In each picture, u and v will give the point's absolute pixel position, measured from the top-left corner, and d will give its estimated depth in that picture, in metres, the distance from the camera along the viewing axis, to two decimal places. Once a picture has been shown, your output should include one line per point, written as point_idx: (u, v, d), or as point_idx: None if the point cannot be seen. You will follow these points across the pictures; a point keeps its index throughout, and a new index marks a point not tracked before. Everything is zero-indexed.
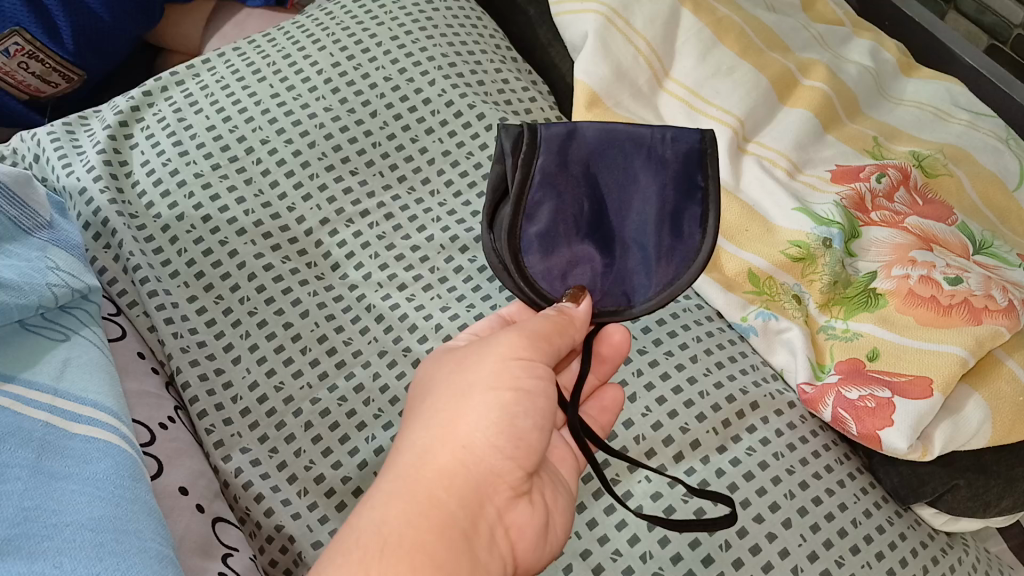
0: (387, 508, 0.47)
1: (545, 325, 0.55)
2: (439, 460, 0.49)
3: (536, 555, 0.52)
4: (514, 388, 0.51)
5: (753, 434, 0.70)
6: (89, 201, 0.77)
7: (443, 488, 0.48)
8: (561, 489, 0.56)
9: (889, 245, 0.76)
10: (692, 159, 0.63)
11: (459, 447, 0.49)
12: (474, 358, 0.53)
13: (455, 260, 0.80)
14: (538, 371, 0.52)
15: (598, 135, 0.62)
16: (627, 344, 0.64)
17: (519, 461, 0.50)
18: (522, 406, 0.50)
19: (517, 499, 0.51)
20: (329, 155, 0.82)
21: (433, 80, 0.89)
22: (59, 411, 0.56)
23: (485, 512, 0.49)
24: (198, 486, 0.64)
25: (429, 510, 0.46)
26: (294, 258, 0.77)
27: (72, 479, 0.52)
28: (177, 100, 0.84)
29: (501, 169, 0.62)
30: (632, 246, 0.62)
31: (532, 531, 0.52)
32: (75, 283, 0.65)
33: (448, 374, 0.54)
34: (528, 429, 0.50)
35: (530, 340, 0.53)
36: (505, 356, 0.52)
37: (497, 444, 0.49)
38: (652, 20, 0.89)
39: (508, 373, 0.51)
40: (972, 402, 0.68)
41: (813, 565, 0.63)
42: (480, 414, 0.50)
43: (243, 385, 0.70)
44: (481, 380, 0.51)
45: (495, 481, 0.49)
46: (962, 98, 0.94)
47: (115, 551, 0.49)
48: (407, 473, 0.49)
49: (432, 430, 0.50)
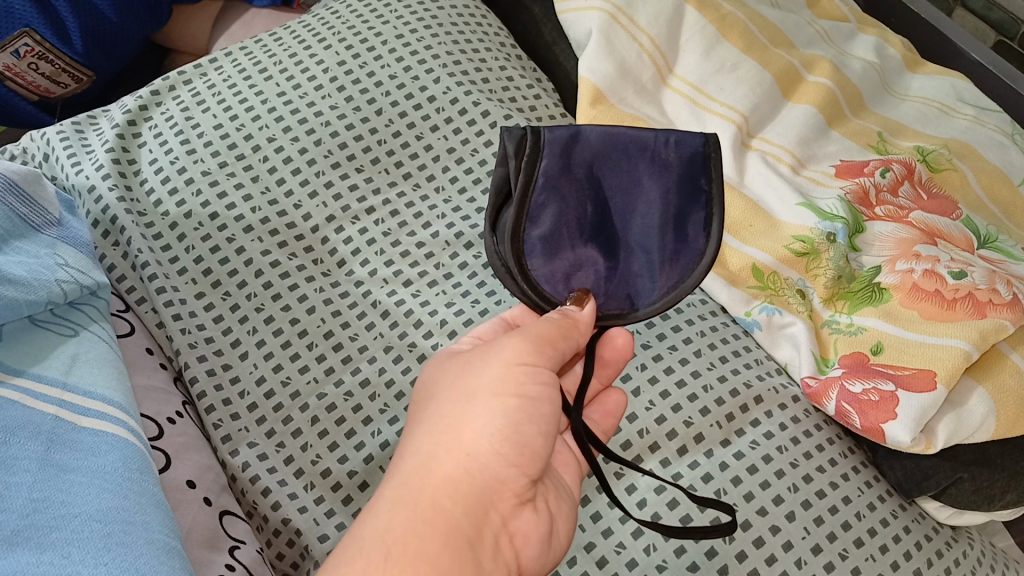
0: (392, 516, 0.47)
1: (549, 329, 0.55)
2: (443, 468, 0.49)
3: (541, 561, 0.53)
4: (518, 395, 0.51)
5: (756, 428, 0.70)
6: (98, 199, 0.78)
7: (447, 496, 0.48)
8: (565, 495, 0.57)
9: (893, 240, 0.76)
10: (696, 162, 0.63)
11: (463, 454, 0.50)
12: (478, 363, 0.54)
13: (460, 257, 0.81)
14: (543, 377, 0.53)
15: (601, 139, 0.63)
16: (630, 347, 0.64)
17: (523, 468, 0.50)
18: (526, 413, 0.51)
19: (522, 506, 0.52)
20: (335, 153, 0.83)
21: (438, 78, 0.89)
22: (67, 405, 0.57)
23: (489, 520, 0.49)
24: (205, 480, 0.64)
25: (433, 519, 0.47)
26: (301, 254, 0.78)
27: (81, 471, 0.53)
28: (185, 99, 0.85)
29: (505, 171, 0.63)
30: (637, 249, 0.63)
31: (537, 538, 0.52)
32: (84, 279, 0.66)
33: (453, 377, 0.54)
34: (533, 436, 0.51)
35: (534, 345, 0.53)
36: (510, 361, 0.53)
37: (501, 451, 0.50)
38: (656, 17, 0.89)
39: (512, 379, 0.52)
40: (975, 395, 0.68)
41: (817, 558, 0.63)
42: (485, 421, 0.50)
43: (251, 380, 0.71)
44: (485, 386, 0.52)
45: (499, 488, 0.50)
46: (967, 93, 0.94)
47: (122, 542, 0.50)
48: (411, 481, 0.49)
49: (436, 437, 0.51)
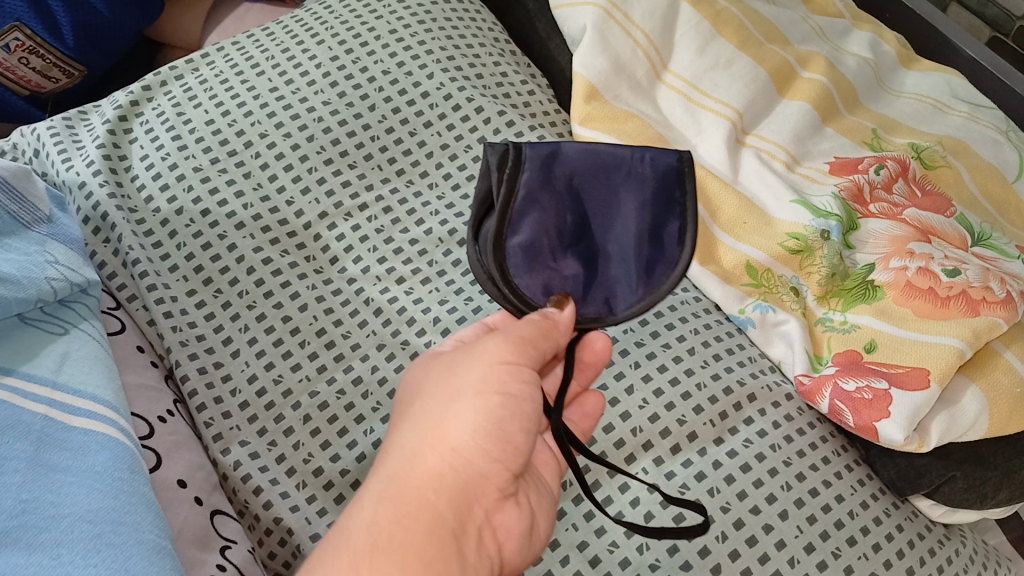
0: (376, 510, 0.46)
1: (533, 328, 0.55)
2: (428, 463, 0.49)
3: (521, 556, 0.53)
4: (502, 393, 0.51)
5: (749, 426, 0.70)
6: (89, 196, 0.77)
7: (431, 489, 0.48)
8: (544, 492, 0.57)
9: (886, 237, 0.76)
10: (670, 177, 0.66)
11: (448, 450, 0.49)
12: (463, 360, 0.53)
13: (454, 254, 0.80)
14: (525, 376, 0.52)
15: (580, 155, 0.65)
16: (610, 350, 0.61)
17: (507, 464, 0.50)
18: (510, 411, 0.50)
19: (503, 501, 0.52)
20: (328, 149, 0.82)
21: (432, 73, 0.89)
22: (58, 404, 0.57)
23: (472, 515, 0.49)
24: (196, 479, 0.64)
25: (417, 515, 0.46)
26: (293, 252, 0.78)
27: (71, 472, 0.53)
28: (176, 95, 0.84)
29: (487, 184, 0.65)
30: (615, 257, 0.64)
31: (518, 533, 0.52)
32: (75, 277, 0.65)
33: (437, 374, 0.54)
34: (516, 434, 0.51)
35: (518, 343, 0.53)
36: (494, 359, 0.52)
37: (485, 448, 0.49)
38: (651, 12, 0.89)
39: (496, 376, 0.52)
40: (969, 393, 0.68)
41: (810, 556, 0.63)
42: (469, 418, 0.50)
43: (243, 378, 0.70)
44: (469, 383, 0.51)
45: (484, 483, 0.49)
46: (962, 90, 0.94)
47: (112, 544, 0.50)
48: (395, 475, 0.48)
49: (420, 431, 0.50)
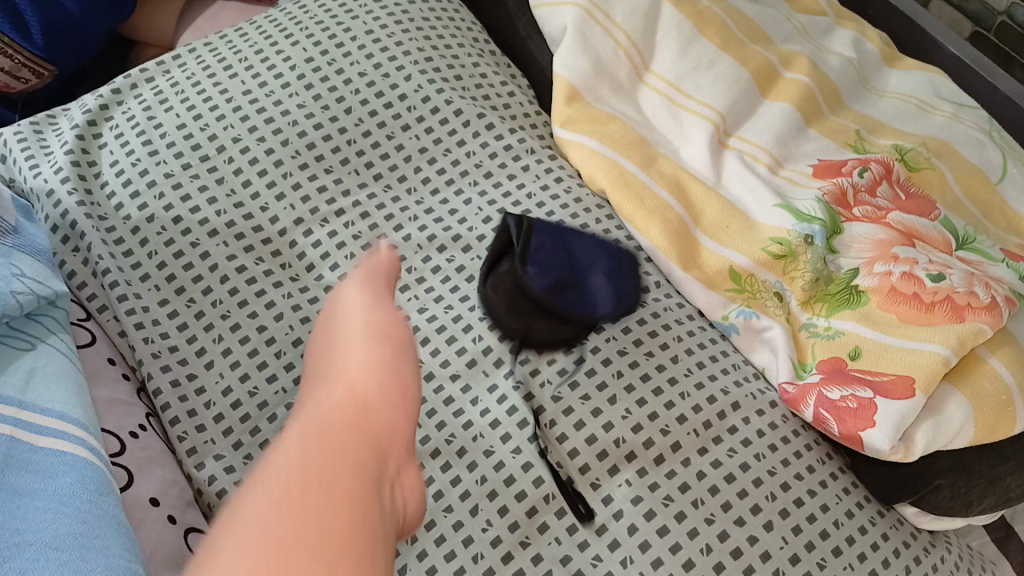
0: (281, 467, 0.41)
1: (387, 323, 0.56)
2: (331, 404, 0.47)
3: (421, 514, 0.47)
4: (359, 396, 0.47)
5: (734, 435, 0.69)
6: (57, 203, 0.75)
7: (341, 425, 0.45)
8: (403, 423, 0.48)
9: (870, 242, 0.75)
10: None
11: (345, 390, 0.48)
12: (344, 348, 0.53)
13: (433, 260, 0.77)
14: (391, 350, 0.53)
15: None
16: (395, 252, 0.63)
17: (403, 398, 0.49)
18: (385, 381, 0.49)
19: (410, 461, 0.47)
20: (303, 154, 0.80)
21: (409, 75, 0.87)
22: (23, 424, 0.55)
23: (388, 464, 0.44)
24: (170, 496, 0.62)
25: (334, 448, 0.42)
26: (268, 259, 0.76)
27: (38, 496, 0.51)
28: (147, 98, 0.82)
29: None
30: None
31: (418, 492, 0.46)
32: (41, 289, 0.64)
33: (324, 363, 0.53)
34: (397, 376, 0.50)
35: (382, 343, 0.53)
36: (367, 363, 0.50)
37: (382, 382, 0.49)
38: (632, 13, 0.88)
39: (376, 368, 0.50)
40: (954, 401, 0.66)
41: (795, 568, 0.63)
42: (357, 362, 0.51)
43: (217, 390, 0.69)
44: (351, 365, 0.51)
45: (392, 433, 0.46)
46: (945, 89, 0.93)
47: (80, 571, 0.48)
48: (308, 427, 0.44)
49: (323, 395, 0.48)
